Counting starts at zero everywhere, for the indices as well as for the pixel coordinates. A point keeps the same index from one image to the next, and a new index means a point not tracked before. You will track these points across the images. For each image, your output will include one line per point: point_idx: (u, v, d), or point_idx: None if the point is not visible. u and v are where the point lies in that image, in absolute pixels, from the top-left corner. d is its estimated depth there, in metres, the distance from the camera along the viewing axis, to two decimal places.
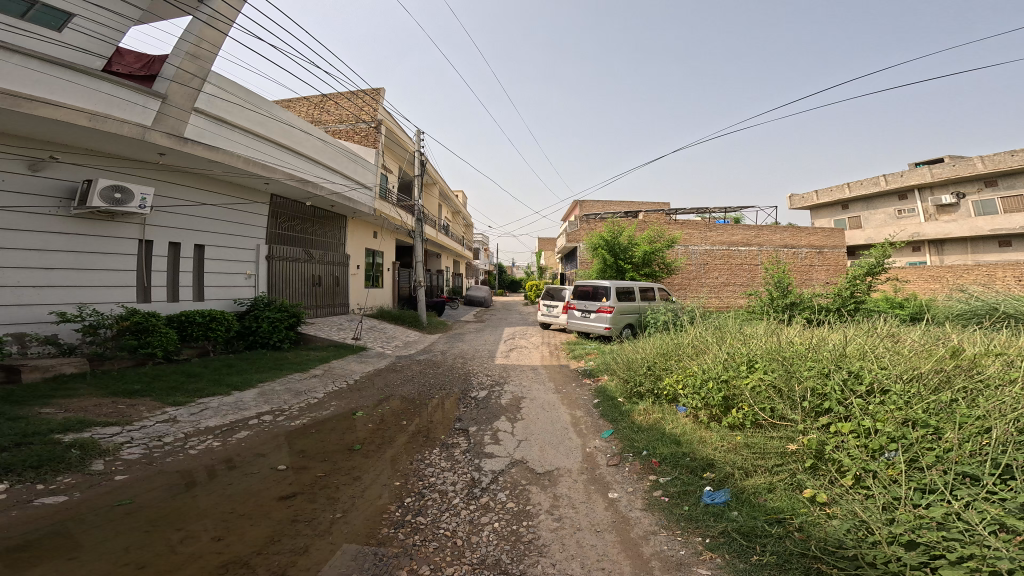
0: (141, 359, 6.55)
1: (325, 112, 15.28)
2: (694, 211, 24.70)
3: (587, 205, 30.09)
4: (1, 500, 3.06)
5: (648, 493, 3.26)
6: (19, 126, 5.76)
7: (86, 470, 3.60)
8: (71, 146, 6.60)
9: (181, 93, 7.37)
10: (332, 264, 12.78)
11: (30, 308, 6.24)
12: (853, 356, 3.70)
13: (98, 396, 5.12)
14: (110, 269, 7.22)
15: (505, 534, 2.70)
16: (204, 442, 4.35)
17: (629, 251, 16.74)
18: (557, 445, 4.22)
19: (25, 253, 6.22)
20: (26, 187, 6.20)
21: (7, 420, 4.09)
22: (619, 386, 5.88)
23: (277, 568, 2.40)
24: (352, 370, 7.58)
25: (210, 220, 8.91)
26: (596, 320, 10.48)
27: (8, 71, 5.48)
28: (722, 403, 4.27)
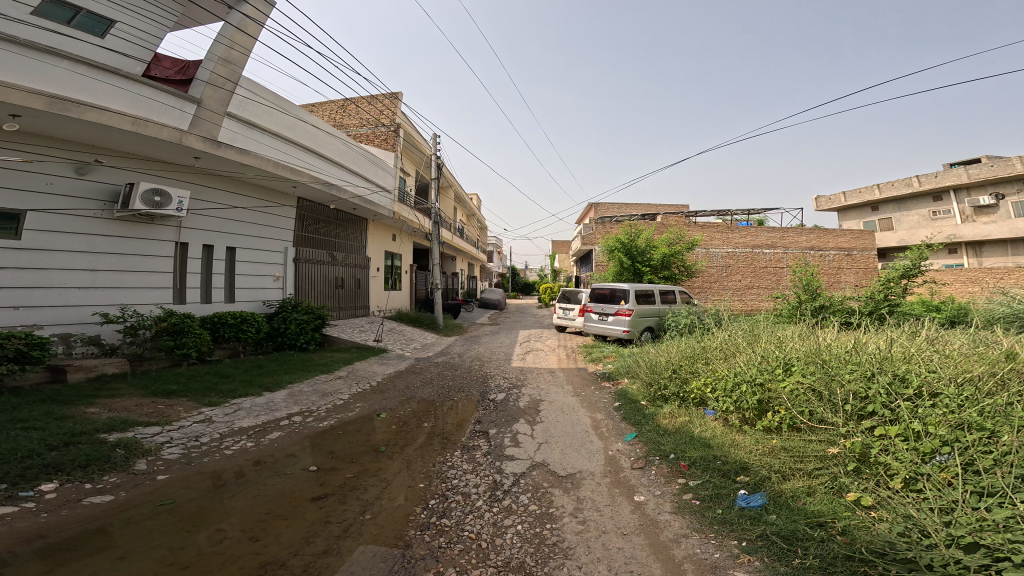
0: (178, 359, 6.80)
1: (347, 116, 15.69)
2: (715, 214, 24.11)
3: (604, 208, 29.86)
4: (53, 498, 3.21)
5: (678, 497, 3.16)
6: (66, 130, 6.10)
7: (130, 469, 3.75)
8: (115, 151, 6.95)
9: (215, 98, 7.68)
10: (355, 268, 13.05)
11: (74, 308, 6.57)
12: (897, 358, 3.51)
13: (139, 396, 5.34)
14: (149, 270, 7.56)
15: (529, 536, 2.65)
16: (239, 443, 4.47)
17: (647, 254, 16.53)
18: (579, 447, 4.12)
19: (74, 254, 6.61)
20: (73, 190, 6.58)
21: (56, 420, 4.31)
22: (641, 389, 5.75)
23: (309, 570, 2.42)
24: (373, 372, 7.68)
25: (242, 224, 9.23)
26: (614, 323, 10.32)
27: (57, 76, 5.83)
28: (757, 407, 4.14)
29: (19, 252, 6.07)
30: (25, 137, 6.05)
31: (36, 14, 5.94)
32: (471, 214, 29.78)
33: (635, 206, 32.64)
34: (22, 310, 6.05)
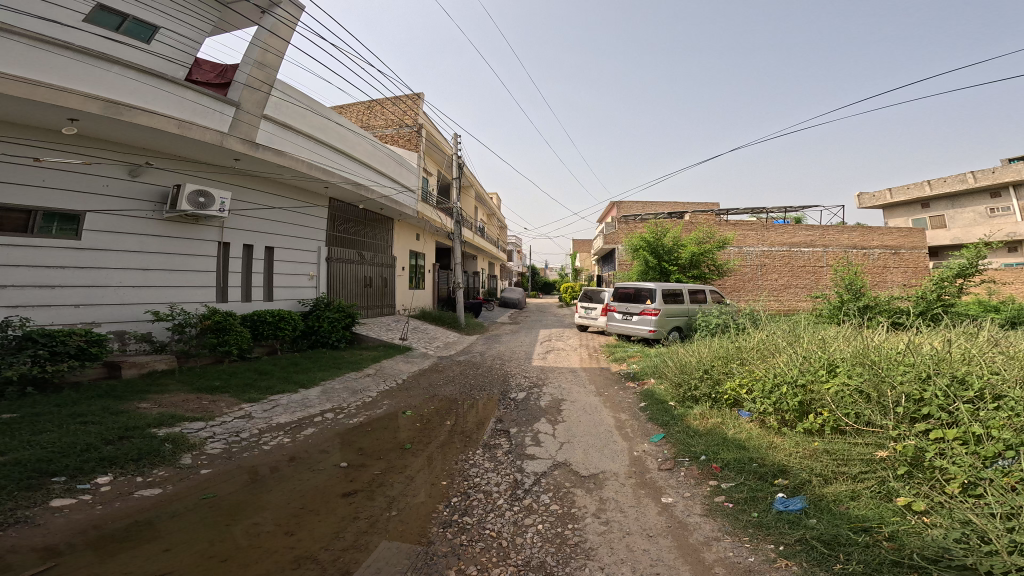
0: (220, 356, 7.11)
1: (373, 117, 16.01)
2: (749, 211, 23.15)
3: (628, 207, 29.38)
4: (107, 490, 3.40)
5: (709, 499, 3.01)
6: (120, 133, 6.49)
7: (176, 463, 3.92)
8: (164, 154, 7.34)
9: (252, 100, 7.97)
10: (382, 268, 13.32)
11: (128, 306, 6.99)
12: (956, 360, 3.23)
13: (186, 392, 5.61)
14: (195, 270, 7.94)
15: (550, 536, 2.57)
16: (276, 438, 4.62)
17: (675, 252, 16.11)
18: (602, 448, 3.99)
19: (128, 255, 7.03)
20: (127, 192, 6.98)
21: (112, 414, 4.58)
22: (670, 389, 5.56)
23: (336, 565, 2.45)
24: (399, 370, 7.78)
25: (278, 226, 9.58)
26: (640, 323, 10.08)
27: (111, 81, 6.17)
28: (797, 408, 3.93)
29: (79, 252, 6.50)
30: (84, 140, 6.47)
31: (88, 20, 6.30)
32: (492, 213, 29.81)
33: (661, 204, 31.89)
34: (82, 308, 6.48)
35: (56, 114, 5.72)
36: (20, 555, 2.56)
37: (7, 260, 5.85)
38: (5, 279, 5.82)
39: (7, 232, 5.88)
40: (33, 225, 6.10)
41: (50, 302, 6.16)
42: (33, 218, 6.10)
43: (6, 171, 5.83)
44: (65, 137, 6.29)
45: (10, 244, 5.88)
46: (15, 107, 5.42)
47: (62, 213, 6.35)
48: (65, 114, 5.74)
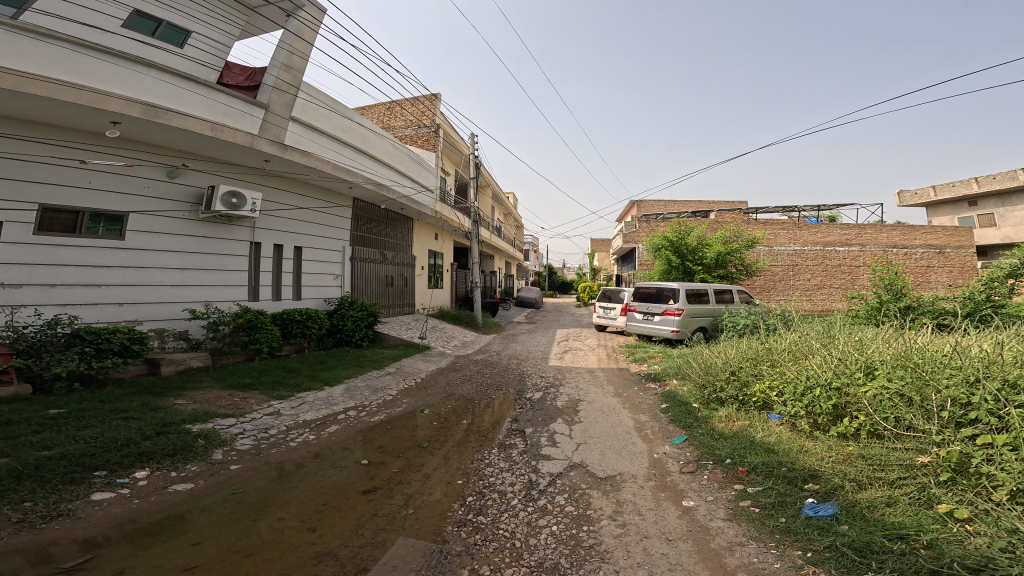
0: (251, 354, 7.34)
1: (393, 118, 16.23)
2: (779, 209, 22.34)
3: (649, 206, 28.89)
4: (144, 485, 3.55)
5: (734, 503, 2.88)
6: (158, 136, 6.65)
7: (208, 459, 4.06)
8: (200, 156, 7.51)
9: (280, 103, 8.07)
10: (402, 267, 13.49)
11: (168, 305, 7.22)
12: (1009, 363, 2.99)
13: (218, 389, 5.82)
14: (229, 269, 8.14)
15: (564, 538, 2.52)
16: (301, 435, 4.72)
17: (699, 252, 15.71)
18: (620, 449, 3.89)
19: (167, 255, 7.25)
20: (166, 193, 7.19)
21: (151, 410, 4.78)
22: (693, 391, 5.38)
23: (353, 563, 2.47)
24: (417, 369, 7.85)
25: (306, 226, 9.80)
26: (662, 323, 9.85)
27: (149, 85, 6.28)
28: (831, 412, 3.76)
29: (123, 251, 6.73)
30: (126, 143, 6.66)
31: (126, 26, 6.57)
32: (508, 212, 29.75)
33: (685, 203, 31.23)
34: (126, 307, 6.72)
35: (98, 117, 5.85)
36: (62, 546, 2.70)
37: (56, 260, 6.09)
38: (55, 280, 6.06)
39: (57, 232, 6.12)
40: (80, 226, 6.33)
41: (96, 301, 6.41)
42: (81, 219, 6.33)
43: (55, 174, 6.05)
44: (108, 140, 6.48)
45: (60, 244, 6.12)
46: (60, 111, 5.57)
47: (107, 215, 6.58)
48: (108, 117, 5.88)
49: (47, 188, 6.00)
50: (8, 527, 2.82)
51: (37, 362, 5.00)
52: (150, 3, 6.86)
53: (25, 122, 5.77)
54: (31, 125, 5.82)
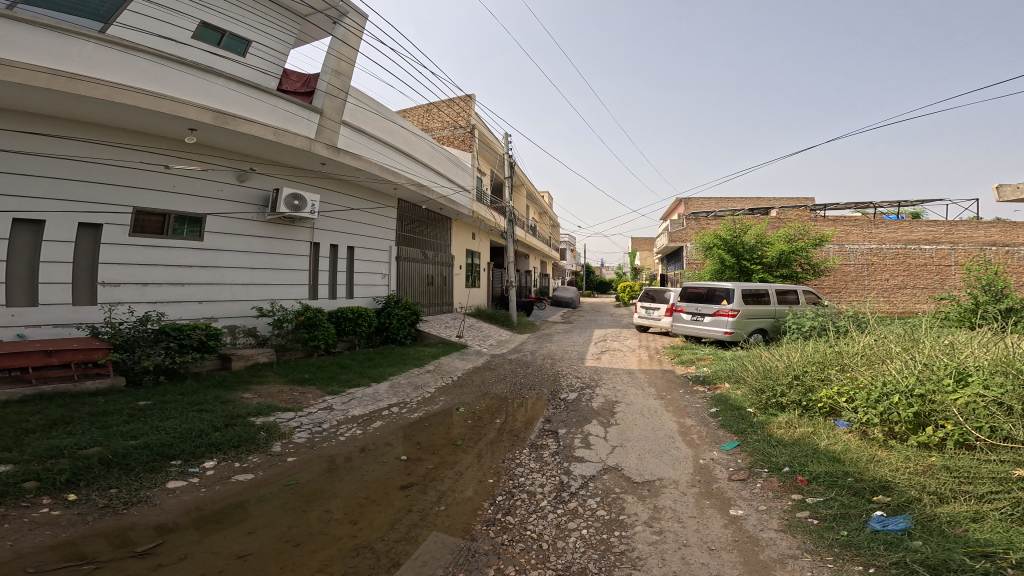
0: (310, 350, 7.77)
1: (431, 119, 16.51)
2: (851, 207, 20.42)
3: (697, 204, 27.57)
4: (212, 474, 3.84)
5: (789, 513, 2.59)
6: (230, 141, 6.91)
7: (268, 450, 4.33)
8: (266, 161, 7.79)
9: (333, 107, 8.08)
10: (442, 267, 13.75)
11: (239, 303, 7.58)
12: None
13: (280, 383, 6.20)
14: (292, 268, 8.47)
15: (594, 542, 2.39)
16: (350, 430, 4.92)
17: (758, 251, 14.69)
18: (661, 453, 3.67)
19: (238, 254, 7.60)
20: (237, 196, 7.50)
21: (222, 403, 5.19)
22: (747, 395, 4.90)
23: (388, 558, 2.49)
24: (455, 367, 7.96)
25: (358, 227, 10.02)
26: (713, 325, 9.28)
27: (220, 93, 6.53)
28: (911, 420, 3.29)
29: (201, 251, 7.11)
30: (202, 149, 6.98)
31: (196, 37, 7.06)
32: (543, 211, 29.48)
33: (741, 200, 29.50)
34: (204, 305, 7.11)
35: (178, 125, 6.14)
36: (139, 531, 2.96)
37: (148, 260, 6.55)
38: (147, 278, 6.53)
39: (147, 233, 6.56)
40: (166, 227, 6.75)
41: (178, 299, 6.84)
42: (167, 222, 6.75)
43: (144, 179, 6.42)
44: (187, 146, 6.82)
45: (151, 244, 6.58)
46: (145, 119, 5.89)
47: (188, 217, 6.96)
48: (186, 125, 6.12)
49: (136, 193, 6.37)
50: (95, 512, 3.15)
51: (130, 356, 5.55)
52: (214, 15, 7.27)
53: (115, 130, 6.11)
54: (121, 133, 6.15)
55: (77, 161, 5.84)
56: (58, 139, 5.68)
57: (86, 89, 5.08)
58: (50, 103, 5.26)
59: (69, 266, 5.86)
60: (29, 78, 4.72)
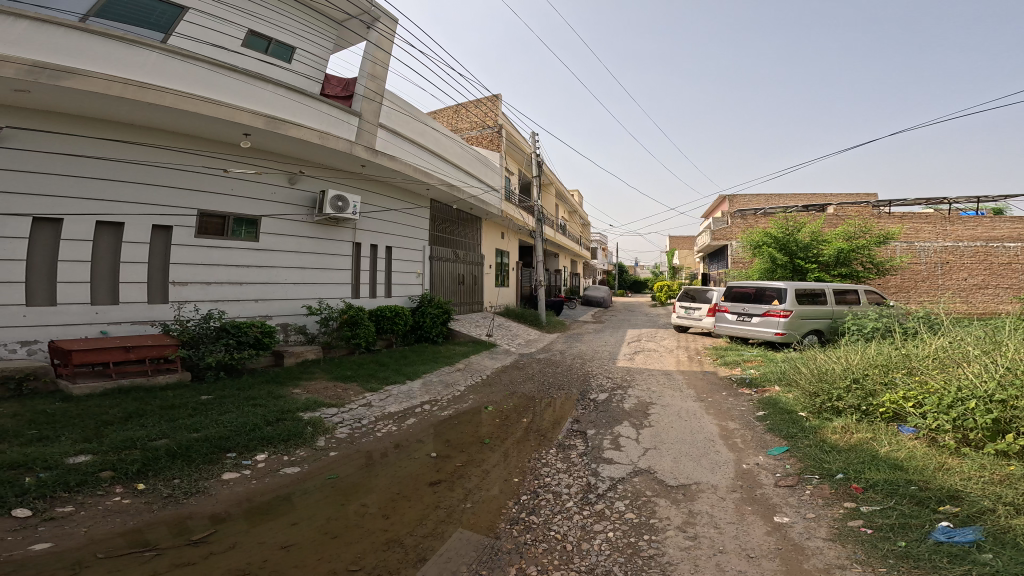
0: (353, 347, 8.04)
1: (460, 120, 16.59)
2: (921, 204, 18.66)
3: (742, 201, 26.22)
4: (262, 466, 4.03)
5: (840, 522, 2.36)
6: (281, 145, 7.13)
7: (313, 445, 4.51)
8: (313, 164, 8.03)
9: (370, 110, 8.24)
10: (473, 266, 13.90)
11: (290, 301, 7.88)
12: None
13: (325, 379, 6.46)
14: (337, 268, 8.75)
15: (620, 545, 2.27)
16: (386, 426, 5.02)
17: (813, 249, 13.71)
18: (700, 457, 3.45)
19: (289, 254, 7.86)
20: (288, 198, 7.76)
21: (275, 398, 5.47)
22: (800, 398, 4.51)
23: (416, 553, 2.47)
24: (485, 366, 7.97)
25: (395, 227, 10.23)
26: (761, 326, 8.70)
27: (270, 98, 6.72)
28: (990, 427, 2.92)
29: (258, 251, 7.39)
30: (257, 153, 7.23)
31: (245, 45, 7.08)
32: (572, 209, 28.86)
33: (793, 198, 27.77)
34: (261, 303, 7.41)
35: (234, 131, 6.36)
36: (195, 520, 3.14)
37: (211, 260, 6.82)
38: (210, 277, 6.81)
39: (210, 234, 6.84)
40: (227, 229, 7.03)
41: (238, 298, 7.13)
42: (227, 223, 7.01)
43: (206, 182, 6.68)
44: (243, 151, 7.07)
45: (213, 245, 6.85)
46: (204, 125, 6.12)
47: (246, 219, 7.23)
48: (241, 130, 6.35)
49: (200, 196, 6.65)
50: (160, 500, 3.39)
51: (195, 352, 5.92)
52: (262, 23, 7.31)
53: (178, 135, 6.35)
54: (184, 139, 6.42)
55: (145, 165, 6.10)
56: (131, 146, 5.96)
57: (152, 97, 5.29)
58: (122, 111, 5.52)
59: (143, 266, 6.18)
60: (102, 87, 4.96)
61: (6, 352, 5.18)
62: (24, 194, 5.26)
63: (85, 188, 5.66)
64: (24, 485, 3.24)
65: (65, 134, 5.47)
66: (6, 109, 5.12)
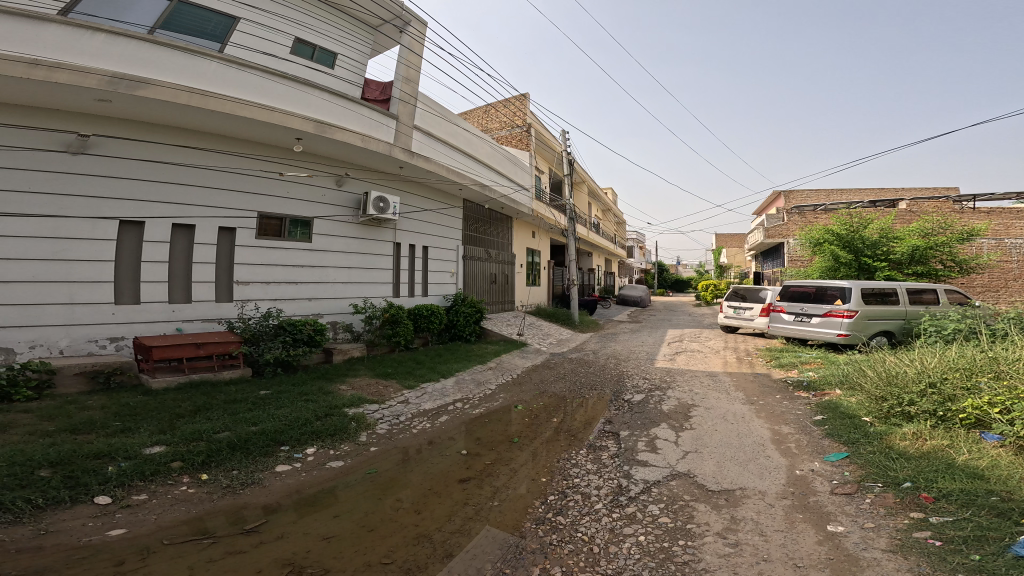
0: (393, 345, 8.28)
1: (489, 121, 16.74)
2: (1012, 198, 16.51)
3: (797, 197, 24.44)
4: (311, 460, 4.19)
5: (905, 533, 2.13)
6: (329, 149, 7.50)
7: (355, 440, 4.64)
8: (357, 166, 8.38)
9: (406, 112, 8.55)
10: (504, 265, 13.90)
11: (338, 300, 8.26)
12: None
13: (368, 376, 6.66)
14: (380, 267, 9.07)
15: (651, 550, 2.16)
16: (421, 423, 5.08)
17: (883, 246, 12.46)
18: (747, 461, 3.17)
19: (338, 254, 8.26)
20: (337, 200, 8.16)
21: (324, 394, 5.72)
22: (864, 403, 4.05)
23: (446, 549, 2.43)
24: (517, 365, 7.91)
25: (431, 228, 10.47)
26: (821, 326, 7.98)
27: (317, 103, 7.10)
28: None
29: (310, 251, 7.83)
30: (307, 156, 7.64)
31: (293, 52, 7.47)
32: (606, 207, 27.96)
33: (856, 194, 25.54)
34: (313, 302, 7.86)
35: (287, 135, 6.76)
36: (250, 510, 3.30)
37: (270, 261, 7.29)
38: (269, 277, 7.28)
39: (269, 236, 7.31)
40: (283, 230, 7.49)
41: (294, 296, 7.60)
42: (283, 225, 7.48)
43: (264, 185, 7.14)
44: (295, 154, 7.48)
45: (272, 246, 7.33)
46: (260, 130, 6.52)
47: (299, 220, 7.68)
48: (293, 135, 6.73)
49: (259, 199, 7.10)
50: (219, 490, 3.59)
51: (256, 349, 6.37)
52: (307, 31, 7.68)
53: (238, 140, 6.78)
54: (243, 144, 6.85)
55: (210, 170, 6.56)
56: (199, 151, 6.42)
57: (215, 104, 5.68)
58: (189, 119, 5.95)
59: (211, 266, 6.67)
60: (171, 96, 5.35)
61: (98, 347, 5.73)
62: (112, 198, 5.78)
63: (162, 193, 6.15)
64: (106, 474, 3.53)
65: (143, 141, 5.95)
66: (95, 118, 5.60)
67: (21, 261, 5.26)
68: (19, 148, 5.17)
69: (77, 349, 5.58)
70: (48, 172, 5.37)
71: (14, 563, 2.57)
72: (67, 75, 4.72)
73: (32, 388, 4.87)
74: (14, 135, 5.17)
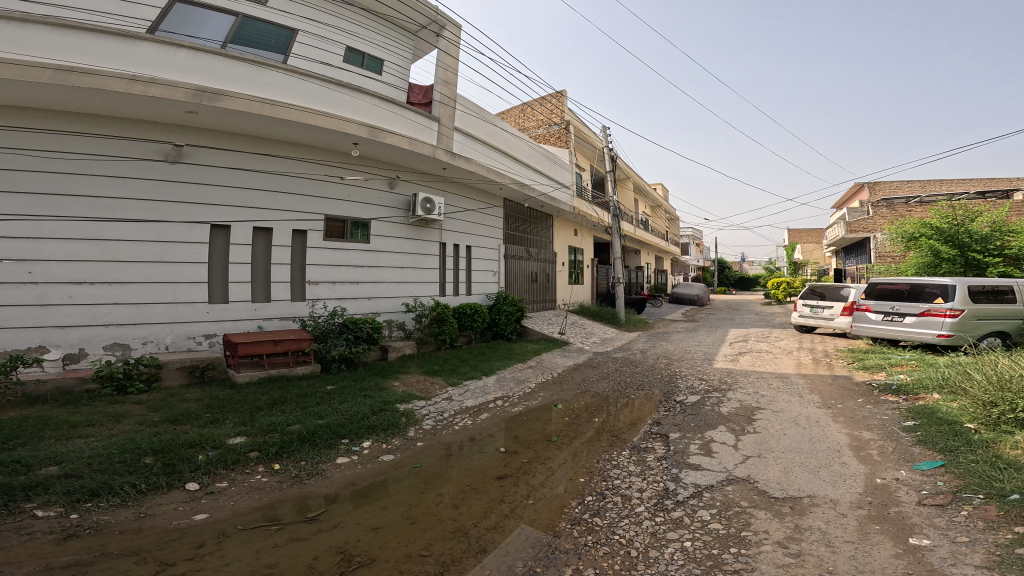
0: (440, 343, 8.52)
1: (527, 120, 16.76)
2: None
3: (884, 188, 21.80)
4: (366, 453, 4.37)
5: (1013, 551, 1.78)
6: (382, 153, 7.96)
7: (404, 435, 4.77)
8: (407, 169, 8.80)
9: (446, 114, 8.91)
10: (546, 264, 13.88)
11: (392, 299, 8.67)
12: None
13: (417, 373, 6.86)
14: (428, 267, 9.41)
15: (697, 556, 1.99)
16: (463, 420, 5.13)
17: (998, 240, 10.76)
18: (818, 467, 2.83)
19: (392, 255, 8.68)
20: (390, 202, 8.60)
21: (377, 390, 5.97)
22: (968, 408, 3.45)
23: (483, 544, 2.41)
24: (559, 363, 7.78)
25: (475, 228, 10.71)
26: (915, 326, 7.00)
27: (369, 109, 7.58)
28: None
29: (368, 251, 8.30)
30: (364, 162, 8.14)
31: (345, 61, 8.05)
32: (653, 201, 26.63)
33: (960, 183, 22.37)
34: (371, 300, 8.33)
35: (346, 141, 7.26)
36: (313, 499, 3.50)
37: (335, 261, 7.83)
38: (335, 277, 7.83)
39: (334, 237, 7.87)
40: (346, 232, 8.03)
41: (355, 296, 8.09)
42: (345, 227, 8.02)
43: (328, 189, 7.70)
44: (354, 160, 8.00)
45: (336, 247, 7.87)
46: (321, 137, 7.07)
47: (359, 222, 8.19)
48: (351, 140, 7.22)
49: (324, 202, 7.66)
50: (287, 479, 3.85)
51: (324, 346, 6.83)
52: (356, 40, 8.24)
53: (303, 147, 7.36)
54: (308, 151, 7.43)
55: (280, 175, 7.18)
56: (270, 158, 7.05)
57: (283, 113, 6.26)
58: (263, 127, 6.56)
59: (286, 266, 7.29)
60: (245, 106, 5.96)
61: (195, 343, 6.48)
62: (203, 204, 6.49)
63: (242, 198, 6.81)
64: (196, 462, 3.91)
65: (224, 150, 6.62)
66: (188, 130, 6.33)
67: (132, 261, 6.03)
68: (125, 159, 5.93)
69: (178, 346, 6.34)
70: (152, 181, 6.14)
71: (118, 542, 2.90)
72: (160, 90, 5.41)
73: (144, 381, 5.52)
74: (123, 148, 5.94)
